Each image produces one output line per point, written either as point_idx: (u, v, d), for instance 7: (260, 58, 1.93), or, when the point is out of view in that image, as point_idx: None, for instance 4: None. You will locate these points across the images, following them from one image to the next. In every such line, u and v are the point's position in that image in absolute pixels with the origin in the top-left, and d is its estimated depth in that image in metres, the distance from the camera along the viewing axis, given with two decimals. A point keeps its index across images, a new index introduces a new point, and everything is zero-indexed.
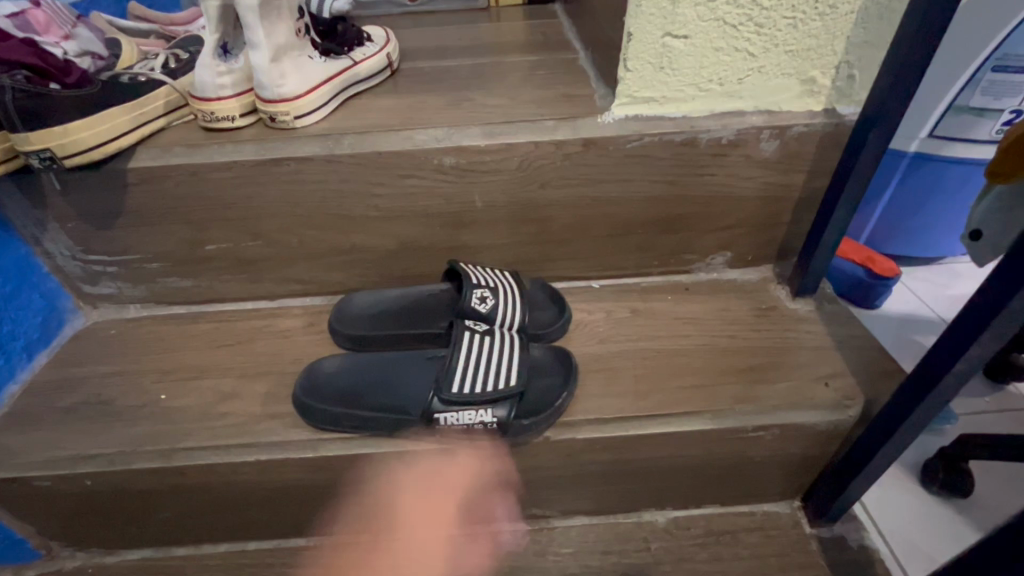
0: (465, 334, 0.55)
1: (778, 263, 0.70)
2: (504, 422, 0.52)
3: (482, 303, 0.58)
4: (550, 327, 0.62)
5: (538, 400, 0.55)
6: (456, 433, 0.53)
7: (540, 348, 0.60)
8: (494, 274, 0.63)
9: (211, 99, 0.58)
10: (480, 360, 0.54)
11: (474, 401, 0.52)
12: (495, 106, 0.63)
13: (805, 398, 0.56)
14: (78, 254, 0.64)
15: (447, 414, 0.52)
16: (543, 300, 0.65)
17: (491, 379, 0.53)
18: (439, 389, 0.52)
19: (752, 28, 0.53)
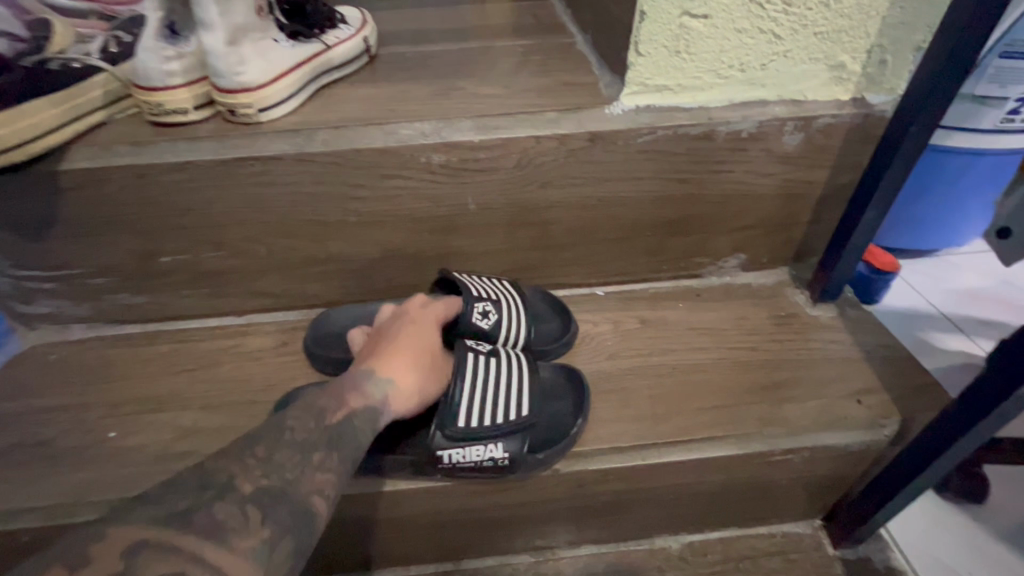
0: (470, 356, 0.48)
1: (794, 265, 0.65)
2: (517, 458, 0.46)
3: (483, 319, 0.52)
4: (550, 343, 0.56)
5: (550, 429, 0.49)
6: (460, 472, 0.46)
7: (547, 368, 0.54)
8: (494, 283, 0.56)
9: (159, 89, 0.50)
10: (487, 386, 0.47)
11: (483, 435, 0.45)
12: (488, 96, 0.56)
13: (836, 417, 0.51)
14: (8, 269, 0.55)
15: (451, 451, 0.45)
16: (544, 311, 0.59)
17: (501, 409, 0.47)
18: (442, 423, 0.45)
19: (779, 7, 0.47)
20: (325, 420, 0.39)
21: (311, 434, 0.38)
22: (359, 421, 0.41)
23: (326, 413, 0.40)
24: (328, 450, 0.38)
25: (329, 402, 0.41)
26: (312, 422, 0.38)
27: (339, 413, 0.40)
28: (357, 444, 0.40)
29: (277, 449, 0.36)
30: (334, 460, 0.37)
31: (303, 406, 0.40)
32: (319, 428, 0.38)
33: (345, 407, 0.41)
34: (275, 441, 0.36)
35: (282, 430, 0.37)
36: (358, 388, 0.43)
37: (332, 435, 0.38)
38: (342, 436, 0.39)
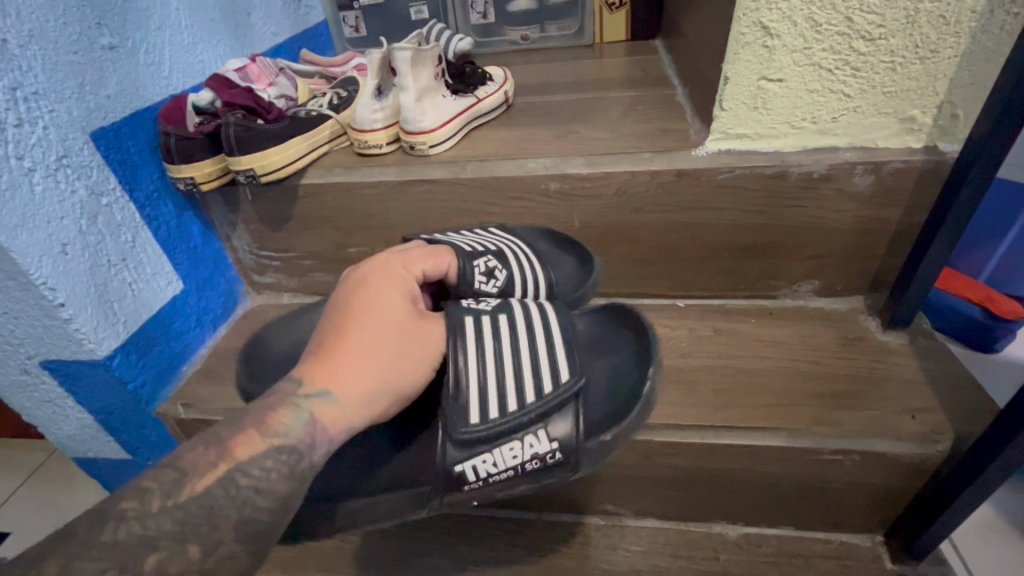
0: (468, 322, 0.48)
1: (870, 295, 0.71)
2: (564, 445, 0.44)
3: (488, 280, 0.55)
4: (575, 291, 0.61)
5: (610, 401, 0.47)
6: (497, 480, 0.44)
7: (587, 322, 0.56)
8: (492, 241, 0.60)
9: (367, 131, 0.72)
10: (505, 371, 0.46)
11: (517, 428, 0.44)
12: (598, 139, 0.71)
13: (887, 427, 0.56)
14: (254, 249, 0.80)
15: (475, 460, 0.43)
16: (559, 256, 0.64)
17: (530, 393, 0.45)
18: (454, 428, 0.43)
19: (848, 72, 0.56)
20: (181, 493, 0.33)
21: (155, 523, 0.32)
22: (256, 473, 0.36)
23: (193, 476, 0.34)
24: (180, 546, 0.32)
25: (204, 457, 0.35)
26: (159, 501, 0.33)
27: (214, 473, 0.35)
28: (237, 517, 0.34)
29: (85, 564, 0.30)
30: (192, 559, 0.32)
31: (168, 467, 0.35)
32: (174, 510, 0.33)
33: (229, 459, 0.36)
34: (95, 542, 0.31)
35: (112, 521, 0.32)
36: (270, 418, 0.38)
37: (192, 525, 0.33)
38: (208, 519, 0.33)
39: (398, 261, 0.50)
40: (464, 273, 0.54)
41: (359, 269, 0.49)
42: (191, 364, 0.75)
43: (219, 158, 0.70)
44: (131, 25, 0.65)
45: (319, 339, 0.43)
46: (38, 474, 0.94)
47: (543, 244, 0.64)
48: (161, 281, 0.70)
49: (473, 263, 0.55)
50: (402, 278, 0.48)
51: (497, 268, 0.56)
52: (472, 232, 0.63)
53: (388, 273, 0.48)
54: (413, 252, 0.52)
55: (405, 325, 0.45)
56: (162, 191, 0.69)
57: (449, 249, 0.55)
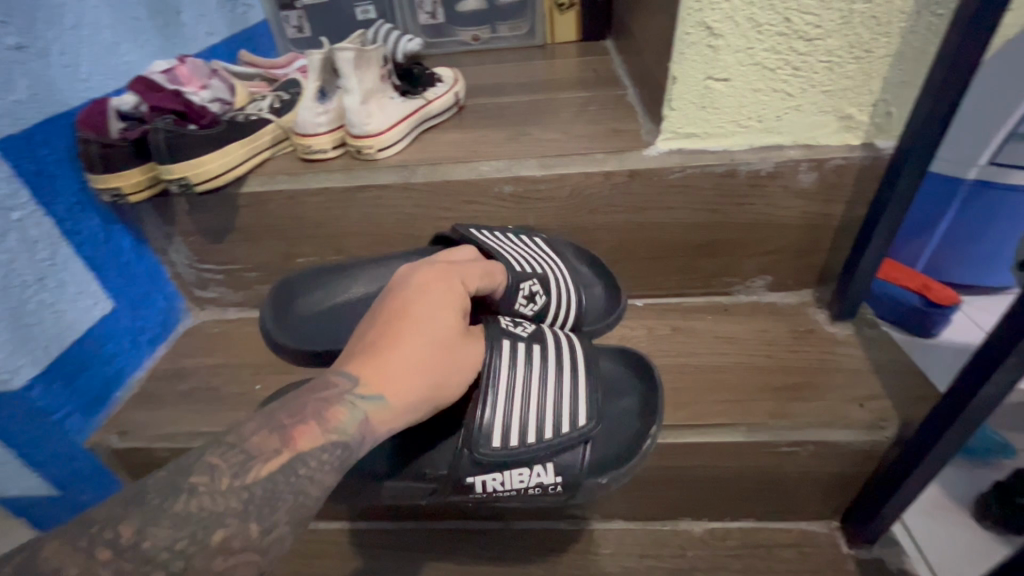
0: (507, 346, 0.47)
1: (818, 288, 0.73)
2: (566, 480, 0.47)
3: (529, 302, 0.56)
4: (603, 319, 0.63)
5: (617, 448, 0.51)
6: (499, 494, 0.47)
7: (610, 365, 0.60)
8: (541, 259, 0.60)
9: (309, 136, 0.69)
10: (529, 397, 0.47)
11: (531, 457, 0.45)
12: (550, 140, 0.70)
13: (839, 417, 0.58)
14: (193, 263, 0.75)
15: (484, 477, 0.45)
16: (590, 277, 0.66)
17: (550, 427, 0.47)
18: (476, 445, 0.44)
19: (789, 71, 0.58)
20: (248, 475, 0.33)
21: (224, 499, 0.31)
22: (315, 463, 0.35)
23: (260, 459, 0.33)
24: (245, 523, 0.31)
25: (269, 442, 0.34)
26: (227, 480, 0.32)
27: (278, 460, 0.34)
28: (297, 502, 0.34)
29: (159, 530, 0.29)
30: (254, 536, 0.32)
31: (235, 446, 0.34)
32: (240, 491, 0.32)
33: (288, 449, 0.34)
34: (166, 512, 0.30)
35: (183, 493, 0.31)
36: (328, 412, 0.36)
37: (257, 505, 0.32)
38: (270, 501, 0.33)
39: (465, 268, 0.49)
40: (509, 293, 0.54)
41: (416, 273, 0.46)
42: (125, 388, 0.69)
43: (149, 166, 0.65)
44: (42, 24, 0.60)
45: (379, 334, 0.41)
46: None
47: (578, 264, 0.66)
48: (86, 301, 0.64)
49: (518, 285, 0.55)
50: (462, 291, 0.47)
51: (540, 293, 0.56)
52: (523, 238, 0.63)
53: (454, 280, 0.46)
54: (468, 269, 0.50)
55: (458, 344, 0.43)
56: (87, 203, 0.64)
57: (500, 265, 0.55)
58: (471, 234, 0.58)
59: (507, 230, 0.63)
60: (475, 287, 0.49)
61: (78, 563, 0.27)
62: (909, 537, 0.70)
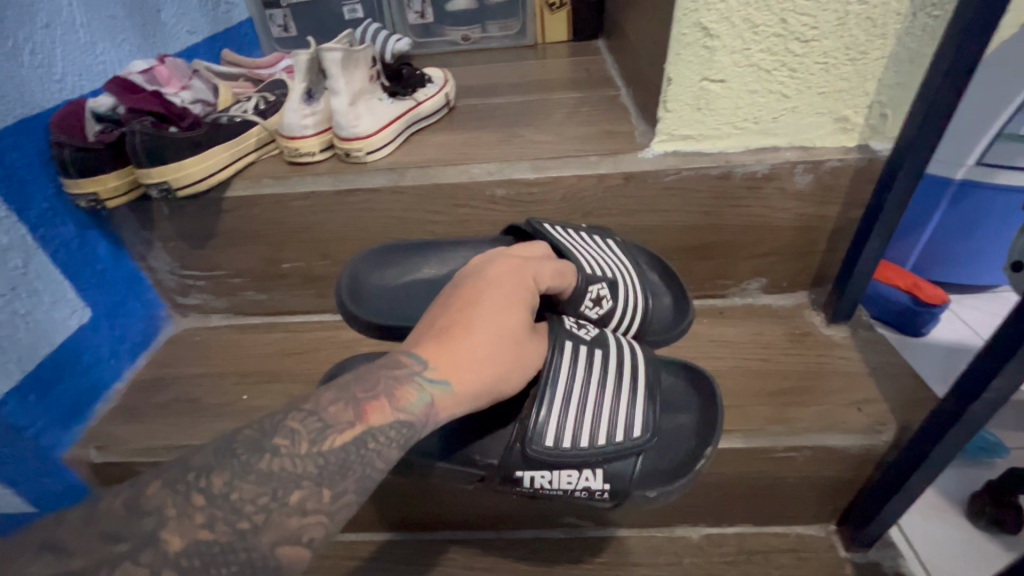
0: (569, 346, 0.46)
1: (813, 290, 0.73)
2: (614, 489, 0.45)
3: (595, 306, 0.53)
4: (665, 330, 0.61)
5: (668, 464, 0.50)
6: (544, 493, 0.46)
7: (671, 377, 0.58)
8: (609, 259, 0.57)
9: (296, 138, 0.67)
10: (584, 400, 0.46)
11: (583, 461, 0.44)
12: (542, 142, 0.69)
13: (837, 421, 0.57)
14: (175, 269, 0.73)
15: (533, 474, 0.44)
16: (659, 286, 0.64)
17: (605, 432, 0.45)
18: (531, 441, 0.43)
19: (786, 72, 0.57)
20: (324, 442, 0.32)
21: (302, 463, 0.31)
22: (383, 439, 0.34)
23: (332, 430, 0.33)
24: (319, 488, 0.31)
25: (344, 414, 0.33)
26: (305, 445, 0.31)
27: (351, 432, 0.33)
28: (364, 475, 0.33)
29: (245, 485, 0.29)
30: (325, 501, 0.31)
31: (313, 413, 0.33)
32: (316, 457, 0.31)
33: (359, 424, 0.33)
34: (252, 468, 0.30)
35: (267, 453, 0.30)
36: (398, 390, 0.35)
37: (330, 472, 0.31)
38: (341, 469, 0.32)
39: (536, 266, 0.48)
40: (576, 295, 0.52)
41: (488, 268, 0.46)
42: (105, 400, 0.67)
43: (126, 170, 0.63)
44: (11, 22, 0.57)
45: (451, 319, 0.41)
46: None
47: (646, 271, 0.63)
48: (62, 310, 0.62)
49: (587, 287, 0.52)
50: (531, 288, 0.46)
51: (606, 296, 0.54)
52: (593, 235, 0.60)
53: (525, 277, 0.46)
54: (541, 267, 0.49)
55: (522, 338, 0.42)
56: (60, 209, 0.61)
57: (570, 264, 0.52)
58: (543, 228, 0.56)
59: (579, 228, 0.60)
60: (544, 287, 0.48)
61: (174, 508, 0.27)
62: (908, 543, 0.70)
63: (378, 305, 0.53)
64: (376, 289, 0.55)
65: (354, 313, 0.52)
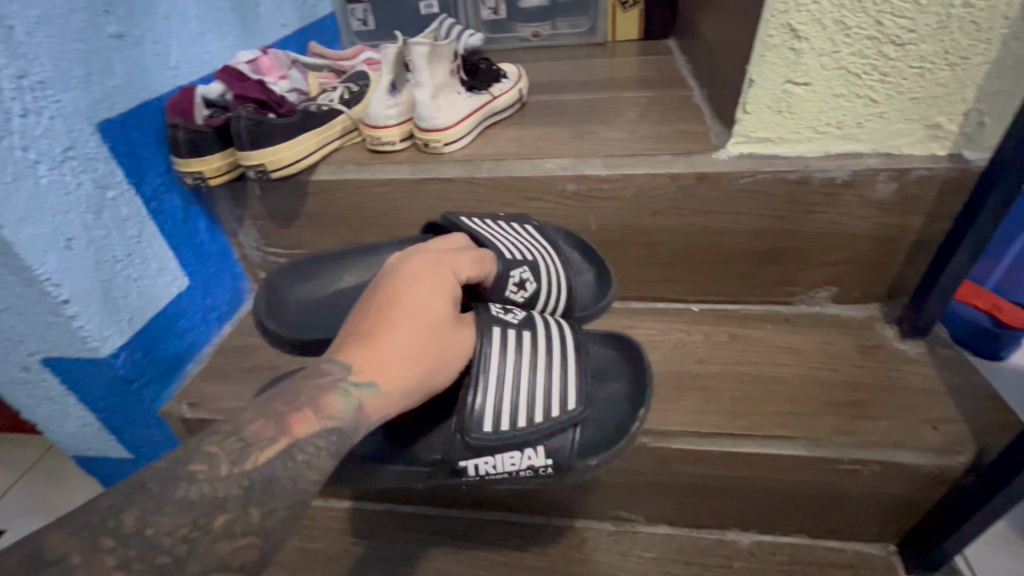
0: (496, 331, 0.47)
1: (887, 302, 0.70)
2: (558, 462, 0.47)
3: (518, 290, 0.55)
4: (592, 305, 0.62)
5: (608, 427, 0.50)
6: (494, 479, 0.47)
7: (601, 352, 0.59)
8: (529, 244, 0.59)
9: (379, 127, 0.71)
10: (519, 383, 0.47)
11: (522, 440, 0.45)
12: (615, 140, 0.70)
13: (908, 438, 0.56)
14: (261, 246, 0.78)
15: (475, 461, 0.45)
16: (580, 265, 0.64)
17: (540, 409, 0.47)
18: (467, 430, 0.44)
19: (876, 77, 0.55)
20: (246, 462, 0.33)
21: (221, 487, 0.32)
22: (312, 449, 0.36)
23: (256, 447, 0.34)
24: (245, 508, 0.32)
25: (266, 430, 0.35)
26: (226, 467, 0.33)
27: (274, 447, 0.34)
28: (295, 487, 0.35)
29: (163, 519, 0.30)
30: (254, 521, 0.32)
31: (231, 434, 0.34)
32: (240, 477, 0.33)
33: (285, 436, 0.35)
34: (169, 498, 0.31)
35: (182, 482, 0.32)
36: (321, 399, 0.37)
37: (256, 491, 0.33)
38: (270, 485, 0.33)
39: (455, 258, 0.49)
40: (499, 282, 0.54)
41: (406, 264, 0.46)
42: (196, 361, 0.73)
43: (229, 152, 0.68)
44: (140, 14, 0.63)
45: (371, 322, 0.42)
46: (31, 471, 0.92)
47: (568, 252, 0.64)
48: (165, 277, 0.68)
49: (508, 273, 0.54)
50: (453, 280, 0.47)
51: (529, 280, 0.55)
52: (510, 223, 0.62)
53: (445, 270, 0.47)
54: (460, 257, 0.50)
55: (448, 332, 0.44)
56: (169, 184, 0.67)
57: (489, 253, 0.54)
58: (460, 222, 0.57)
59: (497, 217, 0.62)
60: (465, 277, 0.49)
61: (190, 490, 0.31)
62: (971, 572, 0.66)
63: (297, 318, 0.55)
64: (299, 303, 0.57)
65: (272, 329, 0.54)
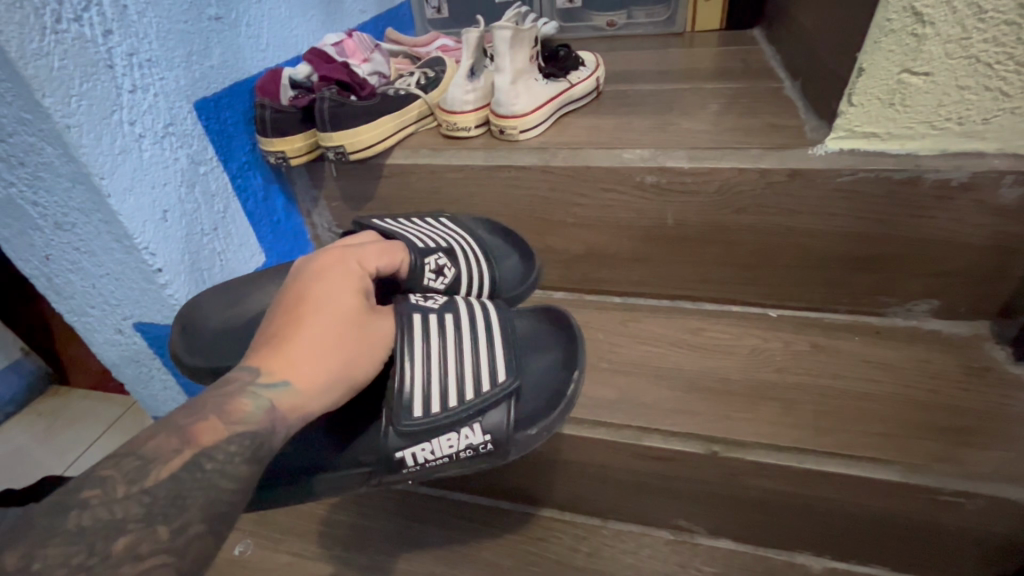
0: (415, 319, 0.47)
1: (998, 320, 0.64)
2: (498, 437, 0.45)
3: (437, 277, 0.55)
4: (519, 285, 0.62)
5: (544, 394, 0.49)
6: (436, 466, 0.45)
7: (526, 324, 0.55)
8: (447, 235, 0.60)
9: (456, 113, 0.71)
10: (446, 364, 0.46)
11: (456, 419, 0.44)
12: (700, 132, 0.67)
13: (1021, 472, 0.50)
14: (333, 227, 0.80)
15: (410, 450, 0.43)
16: (503, 250, 0.64)
17: (471, 387, 0.46)
18: (397, 418, 0.42)
19: (1012, 67, 0.49)
20: (146, 479, 0.31)
21: (120, 508, 0.30)
22: (222, 457, 0.34)
23: (157, 462, 0.32)
24: (149, 528, 0.30)
25: (167, 444, 0.33)
26: (122, 487, 0.31)
27: (178, 460, 0.33)
28: (207, 498, 0.33)
29: (52, 549, 0.28)
30: (162, 540, 0.30)
31: (128, 455, 0.32)
32: (140, 495, 0.31)
33: (191, 447, 0.34)
34: (58, 530, 0.28)
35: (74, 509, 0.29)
36: (228, 406, 0.36)
37: (160, 507, 0.31)
38: (177, 501, 0.32)
39: (362, 253, 0.50)
40: (414, 271, 0.54)
41: (309, 266, 0.47)
42: None
43: (311, 132, 0.70)
44: None
45: (278, 326, 0.42)
46: (113, 428, 0.99)
47: (490, 239, 0.65)
48: (246, 253, 0.71)
49: (423, 261, 0.54)
50: (362, 274, 0.48)
51: (447, 265, 0.56)
52: (428, 219, 0.63)
53: (351, 265, 0.47)
54: (365, 251, 0.50)
55: (365, 322, 0.44)
56: (254, 162, 0.70)
57: (400, 244, 0.55)
58: (369, 223, 0.58)
59: (410, 215, 0.64)
60: (373, 271, 0.50)
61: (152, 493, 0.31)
62: None
63: (207, 347, 0.53)
64: (212, 326, 0.54)
65: (188, 361, 0.52)
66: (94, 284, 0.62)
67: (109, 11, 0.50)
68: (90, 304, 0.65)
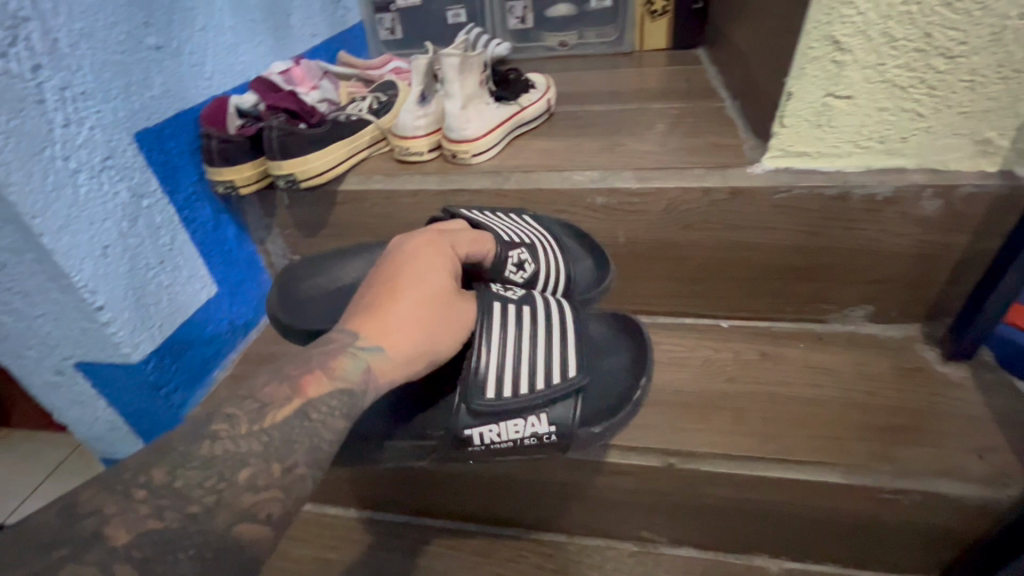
0: (495, 305, 0.47)
1: (929, 322, 0.68)
2: (563, 430, 0.45)
3: (518, 270, 0.55)
4: (592, 290, 0.61)
5: (611, 397, 0.50)
6: (498, 449, 0.45)
7: (602, 330, 0.58)
8: (529, 230, 0.60)
9: (408, 138, 0.72)
10: (520, 351, 0.46)
11: (525, 407, 0.44)
12: (648, 153, 0.69)
13: (951, 466, 0.53)
14: (288, 254, 0.79)
15: (479, 429, 0.43)
16: (579, 252, 0.64)
17: (542, 377, 0.46)
18: (472, 396, 0.43)
19: (923, 90, 0.53)
20: (264, 419, 0.34)
21: (246, 442, 0.32)
22: (324, 410, 0.36)
23: (272, 407, 0.35)
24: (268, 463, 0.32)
25: (280, 392, 0.36)
26: (246, 425, 0.33)
27: (289, 406, 0.35)
28: (312, 444, 0.35)
29: (189, 472, 0.30)
30: (275, 475, 0.32)
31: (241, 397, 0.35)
32: (260, 434, 0.33)
33: (299, 397, 0.36)
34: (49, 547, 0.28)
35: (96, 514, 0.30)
36: (330, 362, 0.38)
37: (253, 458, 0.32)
38: (288, 443, 0.34)
39: (454, 236, 0.51)
40: (497, 263, 0.54)
41: (407, 243, 0.48)
42: (222, 368, 0.74)
43: (260, 161, 0.69)
44: (178, 26, 0.64)
45: (376, 294, 0.43)
46: (57, 473, 0.93)
47: (565, 239, 0.64)
48: (195, 284, 0.69)
49: (507, 253, 0.54)
50: (453, 256, 0.49)
51: (528, 260, 0.56)
52: (508, 213, 0.63)
53: (444, 247, 0.49)
54: (459, 236, 0.51)
55: (452, 302, 0.45)
56: (201, 192, 0.68)
57: (488, 235, 0.55)
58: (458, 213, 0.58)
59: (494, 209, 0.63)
60: (463, 255, 0.51)
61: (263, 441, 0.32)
62: None
63: (300, 307, 0.54)
64: (306, 290, 0.56)
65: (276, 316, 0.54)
66: (31, 324, 0.59)
67: (38, 46, 0.49)
68: (26, 345, 0.62)
